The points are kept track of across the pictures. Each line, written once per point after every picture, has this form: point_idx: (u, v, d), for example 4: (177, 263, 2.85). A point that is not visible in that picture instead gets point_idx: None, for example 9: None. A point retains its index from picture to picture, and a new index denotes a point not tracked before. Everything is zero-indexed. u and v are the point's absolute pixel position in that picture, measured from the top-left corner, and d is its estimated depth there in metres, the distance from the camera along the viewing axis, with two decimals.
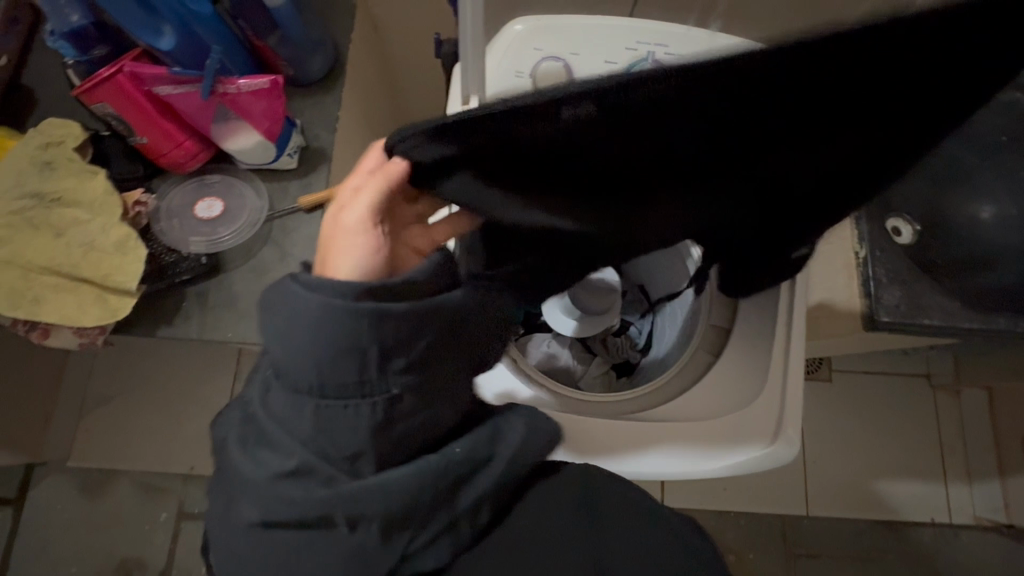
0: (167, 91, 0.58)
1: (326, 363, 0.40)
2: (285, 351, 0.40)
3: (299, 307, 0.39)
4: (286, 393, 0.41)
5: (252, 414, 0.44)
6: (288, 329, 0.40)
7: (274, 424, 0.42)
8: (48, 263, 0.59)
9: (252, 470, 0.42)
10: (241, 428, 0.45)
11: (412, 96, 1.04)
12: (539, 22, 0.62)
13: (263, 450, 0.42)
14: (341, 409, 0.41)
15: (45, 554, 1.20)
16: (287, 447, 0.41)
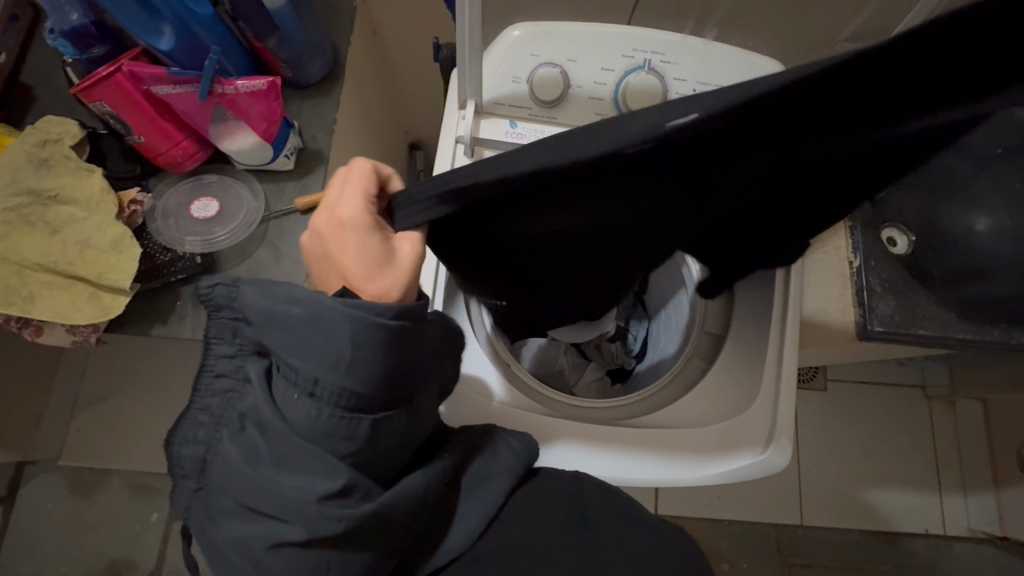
0: (166, 91, 0.59)
1: (379, 382, 0.40)
2: (338, 372, 0.39)
3: (360, 333, 0.39)
4: (332, 413, 0.40)
5: (269, 435, 0.41)
6: (347, 353, 0.39)
7: (312, 444, 0.41)
8: (42, 260, 0.59)
9: (288, 495, 0.41)
10: (248, 449, 0.42)
11: (411, 98, 1.05)
12: (538, 28, 0.62)
13: (298, 473, 0.41)
14: (385, 424, 0.42)
15: (34, 554, 1.19)
16: (330, 468, 0.41)
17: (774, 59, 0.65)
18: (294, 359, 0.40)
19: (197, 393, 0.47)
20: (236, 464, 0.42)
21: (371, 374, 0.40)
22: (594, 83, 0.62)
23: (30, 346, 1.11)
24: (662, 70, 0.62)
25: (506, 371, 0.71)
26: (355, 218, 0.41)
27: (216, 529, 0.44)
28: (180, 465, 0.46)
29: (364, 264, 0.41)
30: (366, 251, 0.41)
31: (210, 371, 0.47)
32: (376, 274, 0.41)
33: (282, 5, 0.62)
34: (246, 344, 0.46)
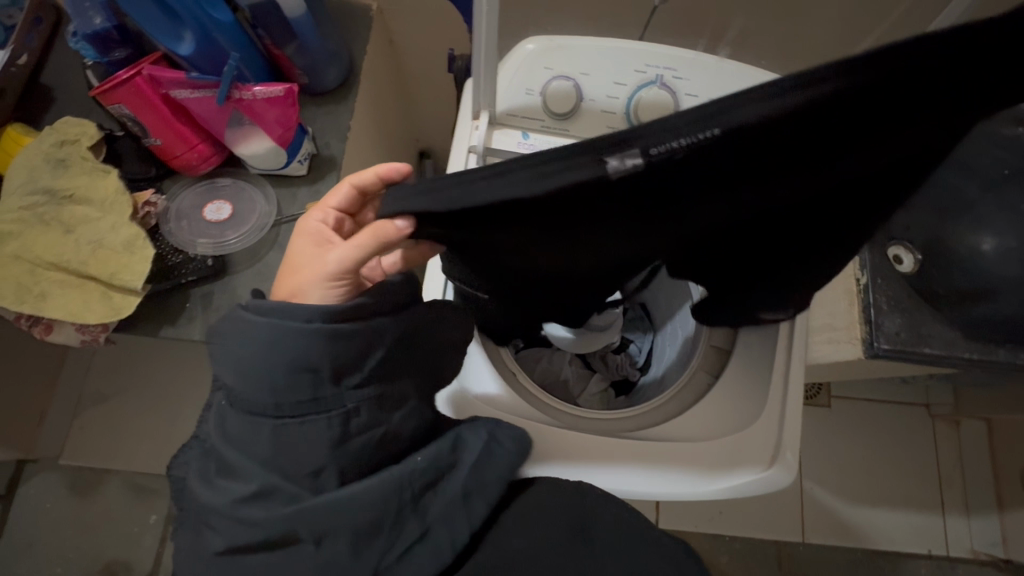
0: (184, 96, 0.59)
1: (286, 384, 0.41)
2: (239, 376, 0.42)
3: (259, 336, 0.41)
4: (248, 419, 0.42)
5: (212, 445, 0.45)
6: (246, 357, 0.42)
7: (238, 451, 0.43)
8: (55, 259, 0.60)
9: (217, 498, 0.43)
10: (201, 460, 0.46)
11: (422, 107, 1.05)
12: (552, 42, 0.63)
13: (226, 479, 0.43)
14: (304, 430, 0.42)
15: (30, 553, 1.19)
16: (248, 473, 0.42)
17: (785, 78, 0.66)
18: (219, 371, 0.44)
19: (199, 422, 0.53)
20: (190, 474, 0.46)
21: (272, 373, 0.41)
22: (606, 97, 0.63)
23: (37, 343, 1.11)
24: (674, 86, 0.63)
25: (513, 381, 0.72)
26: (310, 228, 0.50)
27: (182, 538, 0.47)
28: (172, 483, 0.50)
29: (291, 261, 0.49)
30: (298, 251, 0.49)
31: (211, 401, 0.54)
32: (293, 271, 0.48)
33: (302, 14, 0.63)
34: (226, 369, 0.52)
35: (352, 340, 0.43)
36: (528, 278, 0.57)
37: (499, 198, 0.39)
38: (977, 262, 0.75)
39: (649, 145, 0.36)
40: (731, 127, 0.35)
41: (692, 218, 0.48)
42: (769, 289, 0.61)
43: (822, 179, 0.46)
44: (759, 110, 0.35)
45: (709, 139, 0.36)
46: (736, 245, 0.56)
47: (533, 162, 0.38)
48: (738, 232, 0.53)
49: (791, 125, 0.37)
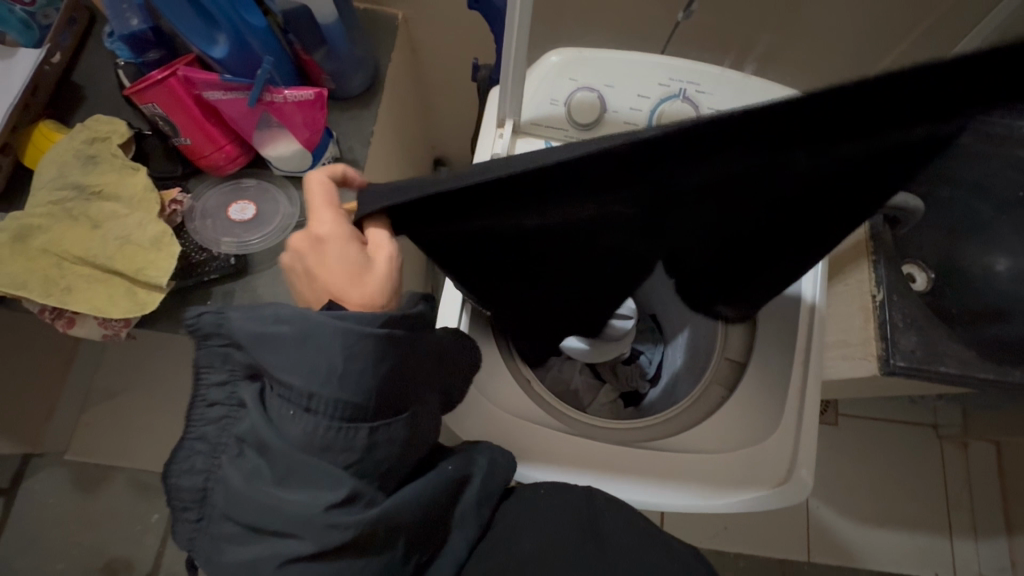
0: (217, 97, 0.61)
1: (376, 389, 0.41)
2: (330, 383, 0.40)
3: (353, 344, 0.40)
4: (323, 424, 0.41)
5: (270, 454, 0.42)
6: (338, 365, 0.40)
7: (309, 457, 0.41)
8: (83, 253, 0.61)
9: (296, 507, 0.41)
10: (249, 470, 0.42)
11: (439, 115, 1.07)
12: (576, 54, 0.64)
13: (303, 487, 0.41)
14: (382, 432, 0.43)
15: (33, 548, 1.19)
16: (334, 479, 0.41)
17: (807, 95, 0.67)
18: (289, 376, 0.41)
19: (201, 426, 0.47)
20: (239, 487, 0.42)
21: (358, 376, 0.41)
22: (629, 109, 0.64)
23: (48, 337, 1.12)
24: (696, 100, 0.64)
25: (528, 387, 0.72)
26: (331, 232, 0.45)
27: (226, 553, 0.43)
28: (182, 486, 0.45)
29: (344, 274, 0.44)
30: (346, 262, 0.44)
31: (201, 401, 0.47)
32: (356, 279, 0.44)
33: (333, 21, 0.64)
34: (239, 367, 0.46)
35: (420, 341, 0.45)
36: (535, 274, 0.57)
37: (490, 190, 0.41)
38: (990, 281, 0.79)
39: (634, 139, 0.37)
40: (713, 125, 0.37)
41: (683, 212, 0.50)
42: (770, 284, 0.63)
43: (803, 175, 0.47)
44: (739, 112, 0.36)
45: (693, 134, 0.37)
46: (735, 240, 0.58)
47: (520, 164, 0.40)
48: (731, 227, 0.55)
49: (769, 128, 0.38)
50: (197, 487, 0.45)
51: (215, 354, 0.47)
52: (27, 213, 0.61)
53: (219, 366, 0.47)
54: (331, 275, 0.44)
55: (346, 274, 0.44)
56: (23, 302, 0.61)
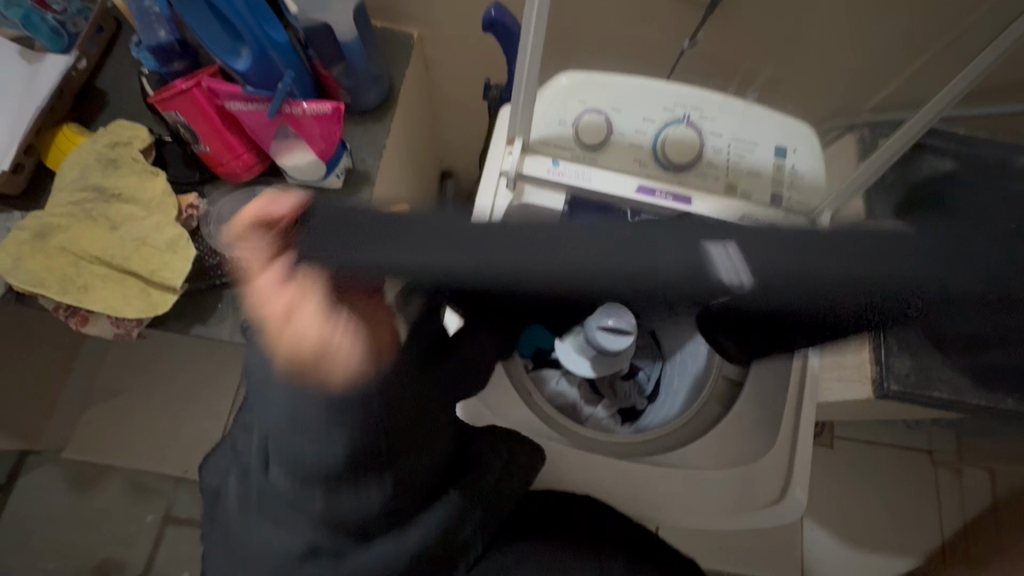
0: (238, 107, 0.64)
1: (328, 470, 0.44)
2: (284, 454, 0.44)
3: (292, 422, 0.43)
4: (287, 486, 0.46)
5: (256, 494, 0.49)
6: (281, 438, 0.43)
7: (280, 510, 0.48)
8: (101, 253, 0.63)
9: (268, 545, 0.49)
10: (241, 499, 0.51)
11: (448, 130, 1.09)
12: (583, 79, 0.67)
13: (273, 532, 0.48)
14: (341, 501, 0.46)
15: (27, 545, 1.19)
16: (294, 532, 0.48)
17: (807, 125, 0.70)
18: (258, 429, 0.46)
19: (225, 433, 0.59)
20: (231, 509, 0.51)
21: (303, 451, 0.43)
22: (635, 132, 0.66)
23: (53, 336, 1.13)
24: (699, 125, 0.66)
25: (529, 399, 0.72)
26: (257, 299, 0.40)
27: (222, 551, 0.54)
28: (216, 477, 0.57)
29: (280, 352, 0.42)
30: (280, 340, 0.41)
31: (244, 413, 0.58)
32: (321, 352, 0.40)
33: (351, 39, 0.67)
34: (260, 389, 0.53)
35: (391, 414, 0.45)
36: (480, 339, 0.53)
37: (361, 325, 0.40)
38: None
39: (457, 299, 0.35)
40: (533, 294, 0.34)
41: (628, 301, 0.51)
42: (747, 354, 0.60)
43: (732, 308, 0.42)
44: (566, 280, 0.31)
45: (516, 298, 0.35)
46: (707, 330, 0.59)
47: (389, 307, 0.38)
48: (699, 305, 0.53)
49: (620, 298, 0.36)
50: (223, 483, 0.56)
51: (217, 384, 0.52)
52: (47, 213, 0.63)
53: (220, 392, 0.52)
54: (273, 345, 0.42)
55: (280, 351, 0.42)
56: (40, 300, 0.63)
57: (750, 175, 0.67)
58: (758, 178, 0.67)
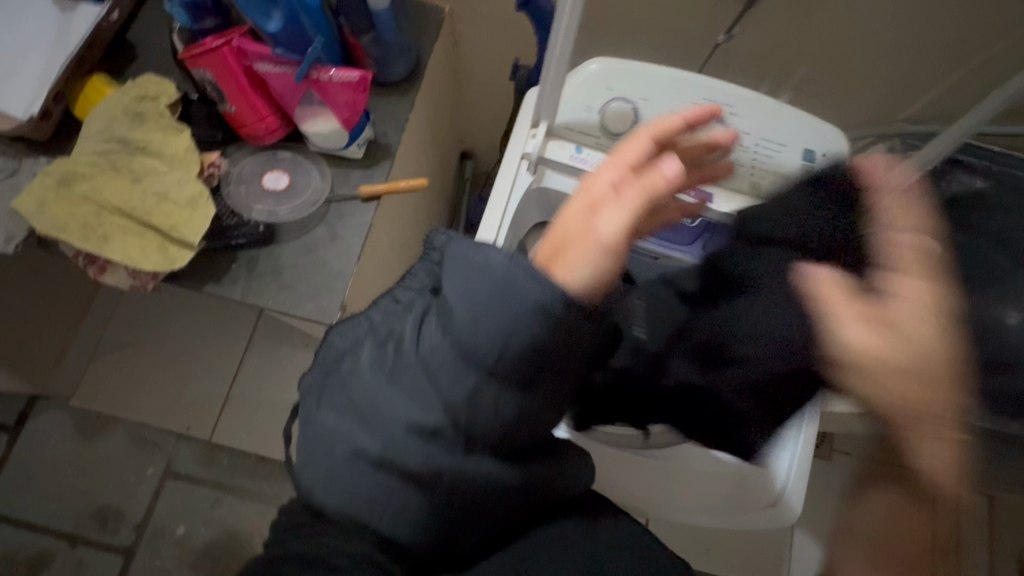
0: (266, 69, 0.64)
1: (418, 408, 0.43)
2: (417, 382, 0.43)
3: (441, 351, 0.42)
4: (381, 438, 0.43)
5: (339, 411, 0.44)
6: (410, 376, 0.43)
7: (357, 433, 0.43)
8: (122, 204, 0.63)
9: (345, 492, 0.43)
10: (333, 405, 0.44)
11: (472, 109, 1.08)
12: (613, 64, 0.66)
13: (345, 481, 0.43)
14: (420, 451, 0.43)
15: (31, 486, 1.23)
16: (371, 487, 0.43)
17: (839, 130, 0.68)
18: (405, 336, 0.44)
19: (377, 308, 0.49)
20: (322, 418, 0.44)
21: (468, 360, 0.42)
22: None
23: (70, 284, 1.15)
24: (728, 121, 0.65)
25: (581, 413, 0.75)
26: (591, 181, 0.45)
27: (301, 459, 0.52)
28: (335, 345, 0.48)
29: (569, 227, 0.43)
30: (572, 213, 0.44)
31: (395, 293, 0.50)
32: (553, 262, 0.42)
33: (384, 9, 0.68)
34: (429, 280, 0.49)
35: (581, 339, 0.42)
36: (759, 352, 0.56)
37: (436, 345, 0.43)
38: None
39: (434, 380, 0.42)
40: (474, 375, 0.42)
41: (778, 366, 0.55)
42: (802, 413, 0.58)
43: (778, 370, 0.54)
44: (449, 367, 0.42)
45: (472, 381, 0.42)
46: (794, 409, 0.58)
47: (443, 370, 0.42)
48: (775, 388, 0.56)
49: (530, 390, 0.43)
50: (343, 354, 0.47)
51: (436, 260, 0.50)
52: (75, 161, 0.64)
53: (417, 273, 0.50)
54: (555, 237, 0.43)
55: (565, 234, 0.43)
56: (60, 246, 0.64)
57: (775, 177, 0.66)
58: (783, 179, 0.66)
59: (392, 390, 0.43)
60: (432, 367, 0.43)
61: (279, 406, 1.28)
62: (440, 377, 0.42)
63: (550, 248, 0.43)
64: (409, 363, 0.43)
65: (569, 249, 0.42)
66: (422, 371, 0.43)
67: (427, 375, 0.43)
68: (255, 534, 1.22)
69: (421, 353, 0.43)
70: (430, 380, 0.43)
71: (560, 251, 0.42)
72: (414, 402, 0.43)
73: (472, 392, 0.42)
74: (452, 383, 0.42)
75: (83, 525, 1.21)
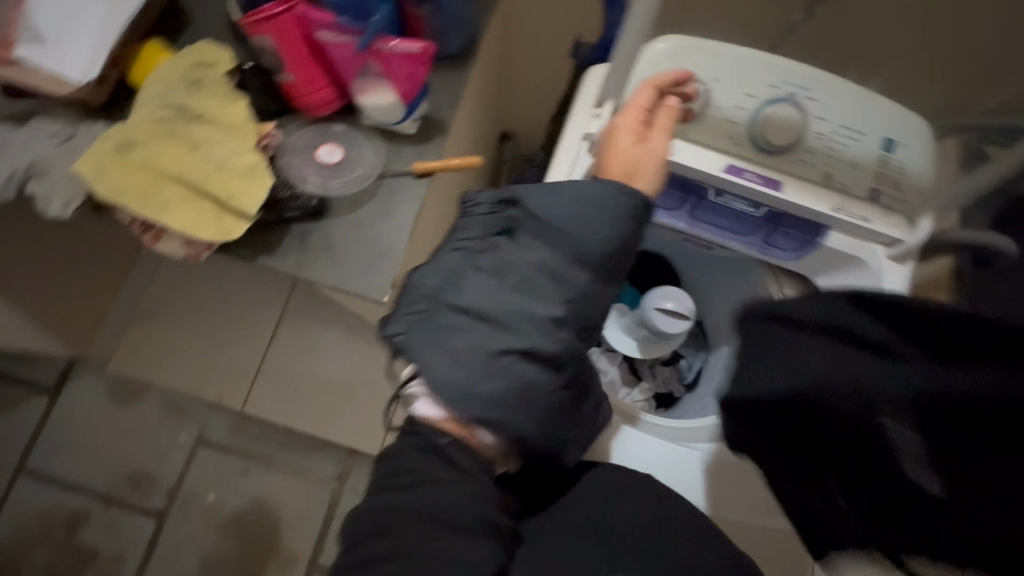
0: (328, 38, 0.62)
1: (538, 300, 0.50)
2: (529, 283, 0.50)
3: (549, 253, 0.51)
4: (506, 333, 0.49)
5: (464, 323, 0.50)
6: (523, 281, 0.50)
7: (485, 335, 0.49)
8: (180, 172, 0.63)
9: (483, 386, 0.49)
10: (455, 322, 0.50)
11: (519, 89, 1.05)
12: (685, 43, 0.63)
13: (482, 373, 0.49)
14: (542, 341, 0.49)
15: (69, 446, 1.26)
16: (506, 375, 0.49)
17: (923, 120, 0.65)
18: (504, 255, 0.51)
19: (448, 251, 0.54)
20: (450, 335, 0.50)
21: (552, 268, 0.50)
22: (734, 107, 0.63)
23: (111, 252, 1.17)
24: (805, 106, 0.63)
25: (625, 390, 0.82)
26: (625, 119, 0.58)
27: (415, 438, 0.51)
28: (421, 290, 0.53)
29: (621, 151, 0.56)
30: (620, 142, 0.57)
31: (461, 240, 0.54)
32: (629, 173, 0.56)
33: None
34: (495, 225, 0.54)
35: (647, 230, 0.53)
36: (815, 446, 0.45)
37: (536, 251, 0.51)
38: None
39: (547, 277, 0.50)
40: (580, 266, 0.51)
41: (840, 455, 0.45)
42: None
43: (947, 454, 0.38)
44: (551, 267, 0.50)
45: (575, 274, 0.50)
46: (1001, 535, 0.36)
47: (553, 266, 0.50)
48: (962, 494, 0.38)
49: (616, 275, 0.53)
50: (435, 295, 0.52)
51: (494, 211, 0.54)
52: (131, 126, 0.64)
53: (477, 222, 0.54)
54: (614, 161, 0.56)
55: (620, 156, 0.56)
56: (117, 213, 0.64)
57: (851, 167, 0.63)
58: (858, 170, 0.63)
59: (510, 292, 0.50)
60: (538, 269, 0.50)
61: (309, 381, 1.28)
62: (552, 270, 0.50)
63: (607, 169, 0.56)
64: (517, 272, 0.51)
65: (624, 165, 0.55)
66: (534, 274, 0.50)
67: (542, 272, 0.50)
68: (283, 505, 1.24)
69: (526, 261, 0.51)
70: (542, 279, 0.50)
71: (623, 168, 0.56)
72: (534, 294, 0.50)
73: (579, 286, 0.50)
74: (557, 280, 0.50)
75: (117, 488, 1.24)
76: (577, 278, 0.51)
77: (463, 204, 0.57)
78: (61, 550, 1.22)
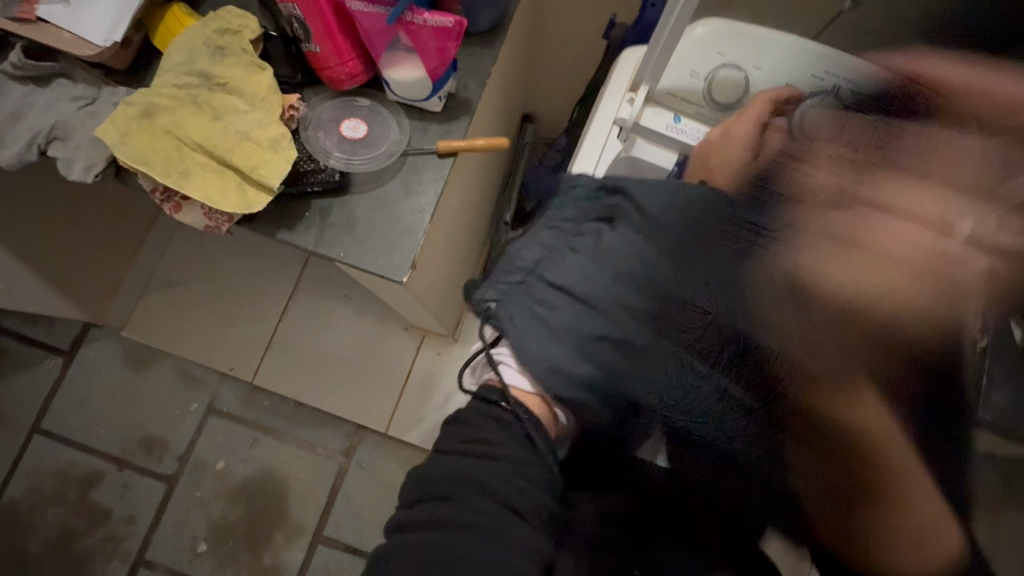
0: (357, 7, 0.60)
1: (628, 292, 0.49)
2: (619, 271, 0.50)
3: (643, 244, 0.50)
4: (590, 317, 0.50)
5: (552, 302, 0.51)
6: (615, 267, 0.50)
7: (569, 315, 0.50)
8: (204, 142, 0.62)
9: (562, 363, 0.50)
10: (544, 298, 0.52)
11: (545, 69, 1.03)
12: (724, 26, 0.60)
13: (564, 350, 0.50)
14: (632, 332, 0.49)
15: (83, 409, 1.28)
16: (586, 358, 0.50)
17: None
18: (603, 240, 0.51)
19: (546, 229, 0.57)
20: (537, 309, 0.52)
21: (647, 258, 0.49)
22: None
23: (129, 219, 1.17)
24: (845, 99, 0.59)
25: None
26: (742, 127, 0.56)
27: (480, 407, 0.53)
28: (518, 261, 0.56)
29: (733, 157, 0.55)
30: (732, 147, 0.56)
31: (557, 221, 0.57)
32: None
33: None
34: (593, 211, 0.55)
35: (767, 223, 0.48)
36: None
37: (631, 241, 0.50)
38: None
39: (641, 268, 0.49)
40: (677, 262, 0.49)
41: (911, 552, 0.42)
42: None
43: None
44: (649, 259, 0.49)
45: (671, 267, 0.49)
46: None
47: (648, 260, 0.49)
48: None
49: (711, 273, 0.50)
50: (530, 268, 0.54)
51: (593, 198, 0.56)
52: (155, 92, 0.63)
53: (575, 206, 0.57)
54: (719, 166, 0.55)
55: (729, 162, 0.55)
56: (139, 179, 0.63)
57: None
58: None
59: (603, 277, 0.50)
60: (632, 260, 0.49)
61: (320, 355, 1.29)
62: (645, 262, 0.49)
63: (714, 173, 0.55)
64: (610, 257, 0.50)
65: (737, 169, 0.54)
66: (630, 263, 0.49)
67: (638, 266, 0.49)
68: (290, 476, 1.25)
69: (620, 248, 0.50)
70: (637, 271, 0.49)
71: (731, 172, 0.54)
72: (623, 281, 0.49)
73: (668, 276, 0.49)
74: (650, 276, 0.49)
75: (130, 452, 1.27)
76: (673, 273, 0.49)
77: (567, 186, 0.60)
78: (74, 509, 1.25)
